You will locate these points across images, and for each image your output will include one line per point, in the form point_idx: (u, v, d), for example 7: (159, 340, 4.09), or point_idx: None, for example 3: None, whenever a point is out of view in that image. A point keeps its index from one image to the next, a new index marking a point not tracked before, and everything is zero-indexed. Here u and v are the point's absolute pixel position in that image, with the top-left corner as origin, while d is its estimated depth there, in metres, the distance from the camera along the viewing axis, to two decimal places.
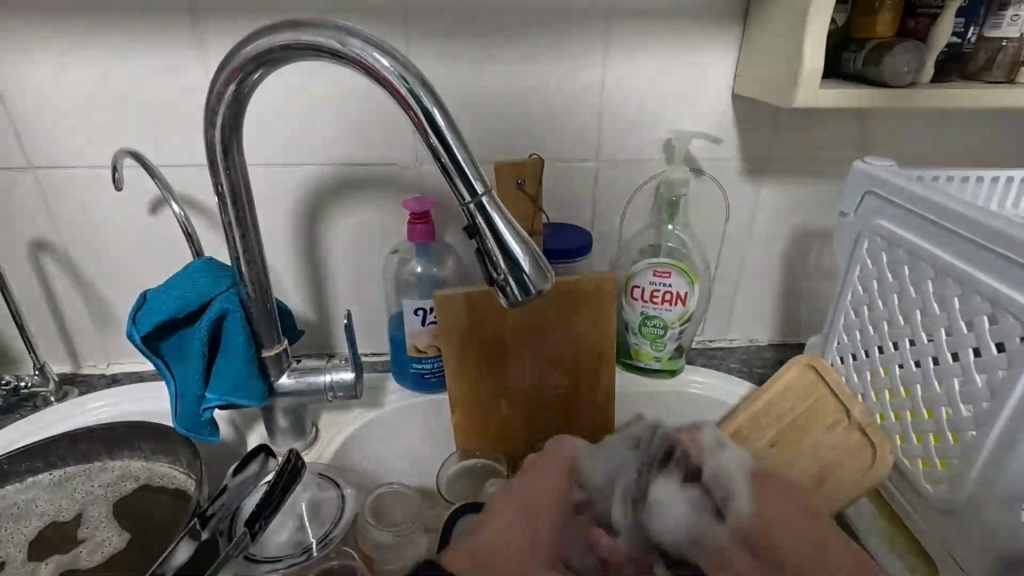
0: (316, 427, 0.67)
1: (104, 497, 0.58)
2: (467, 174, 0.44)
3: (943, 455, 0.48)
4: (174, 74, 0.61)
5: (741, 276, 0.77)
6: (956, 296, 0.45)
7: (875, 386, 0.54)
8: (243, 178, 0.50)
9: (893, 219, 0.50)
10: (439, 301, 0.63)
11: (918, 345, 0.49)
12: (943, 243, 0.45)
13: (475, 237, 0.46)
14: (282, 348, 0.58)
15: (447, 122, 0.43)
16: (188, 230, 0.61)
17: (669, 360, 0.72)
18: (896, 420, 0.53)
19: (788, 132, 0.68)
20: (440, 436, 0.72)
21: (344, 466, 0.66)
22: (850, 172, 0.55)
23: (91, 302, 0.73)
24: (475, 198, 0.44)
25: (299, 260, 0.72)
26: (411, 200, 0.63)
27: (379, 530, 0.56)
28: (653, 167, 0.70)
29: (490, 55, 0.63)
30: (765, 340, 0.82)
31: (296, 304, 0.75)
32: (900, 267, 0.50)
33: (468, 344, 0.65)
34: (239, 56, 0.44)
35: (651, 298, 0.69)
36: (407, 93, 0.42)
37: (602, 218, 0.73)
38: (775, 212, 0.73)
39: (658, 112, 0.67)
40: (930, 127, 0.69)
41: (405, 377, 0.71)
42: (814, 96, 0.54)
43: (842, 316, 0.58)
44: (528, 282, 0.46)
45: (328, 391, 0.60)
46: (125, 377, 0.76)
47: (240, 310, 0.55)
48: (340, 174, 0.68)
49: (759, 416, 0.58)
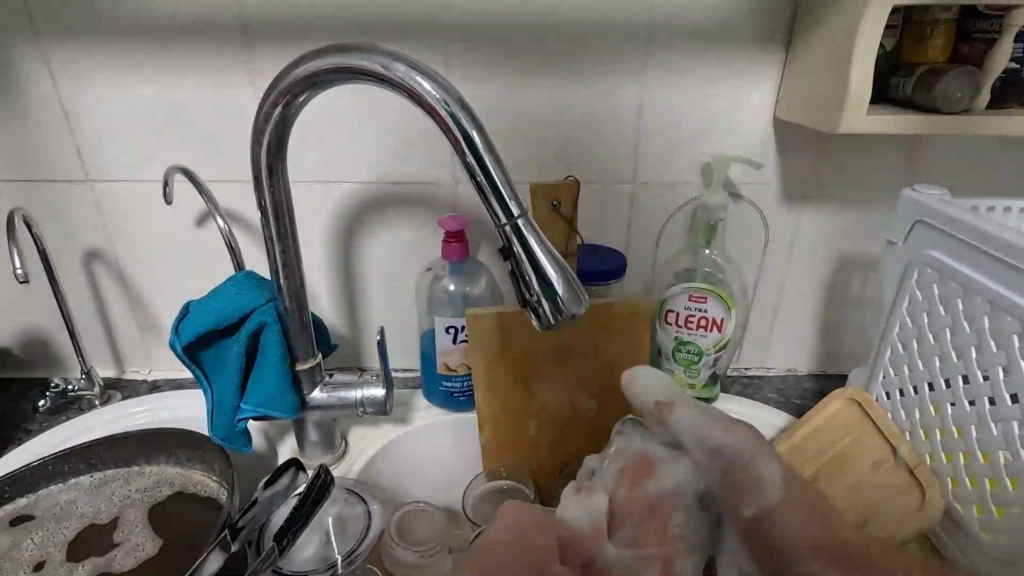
0: (345, 440, 0.67)
1: (140, 501, 0.59)
2: (503, 195, 0.44)
3: (1002, 503, 0.45)
4: (224, 93, 0.64)
5: (780, 303, 0.75)
6: (1017, 334, 0.42)
7: (925, 424, 0.51)
8: (286, 195, 0.51)
9: (947, 250, 0.48)
10: (470, 320, 0.63)
11: (973, 384, 0.46)
12: (1001, 277, 0.43)
13: (510, 259, 0.46)
14: (315, 362, 0.59)
15: (485, 143, 0.44)
16: (232, 244, 0.63)
17: (703, 387, 0.71)
18: (947, 462, 0.50)
19: (831, 156, 0.66)
20: (467, 455, 0.72)
21: (371, 482, 0.66)
22: (899, 201, 0.53)
23: (137, 310, 0.75)
24: (510, 220, 0.44)
25: (335, 275, 0.73)
26: (447, 219, 0.64)
27: (403, 549, 0.56)
28: (689, 190, 0.69)
29: (530, 76, 0.64)
30: (804, 370, 0.79)
31: (329, 318, 0.76)
32: (952, 300, 0.48)
33: (498, 364, 0.65)
34: (287, 79, 0.45)
35: (686, 323, 0.67)
36: (448, 116, 0.43)
37: (636, 240, 0.72)
38: (817, 238, 0.71)
39: (696, 135, 0.66)
40: (985, 154, 0.66)
41: (434, 395, 0.71)
42: (860, 122, 0.52)
43: (888, 350, 0.55)
44: (563, 306, 0.45)
45: (359, 406, 0.60)
46: (165, 384, 0.78)
47: (277, 323, 0.56)
48: (378, 191, 0.69)
49: (801, 449, 0.55)
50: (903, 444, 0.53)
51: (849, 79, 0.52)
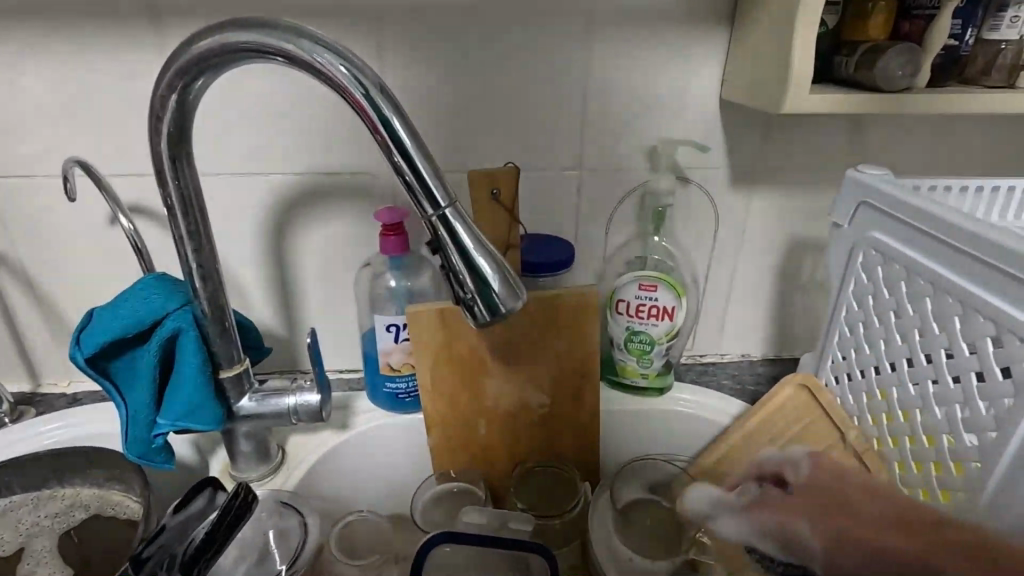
0: (282, 450, 0.63)
1: (50, 529, 0.54)
2: (429, 185, 0.41)
3: (945, 487, 0.44)
4: (131, 78, 0.58)
5: (732, 289, 0.74)
6: (958, 316, 0.41)
7: (872, 409, 0.50)
8: (195, 189, 0.47)
9: (890, 232, 0.47)
10: (411, 317, 0.60)
11: (916, 367, 0.45)
12: (941, 257, 0.42)
13: (440, 253, 0.43)
14: (242, 368, 0.55)
15: (407, 130, 0.40)
16: (138, 245, 0.57)
17: (657, 377, 0.69)
18: (893, 447, 0.49)
19: (779, 139, 0.65)
20: (417, 459, 0.69)
21: (311, 493, 0.62)
22: (844, 181, 0.52)
23: (49, 318, 0.69)
24: (438, 211, 0.41)
25: (269, 273, 0.69)
26: (383, 212, 0.61)
27: (345, 564, 0.54)
28: (638, 175, 0.67)
29: (466, 56, 0.60)
30: (758, 356, 0.79)
31: (264, 320, 0.72)
32: (896, 282, 0.47)
33: (442, 362, 0.62)
34: (181, 58, 0.41)
35: (637, 313, 0.66)
36: (362, 98, 0.39)
37: (586, 229, 0.69)
38: (767, 222, 0.70)
39: (642, 119, 0.64)
40: (927, 133, 0.66)
41: (378, 397, 0.67)
42: (802, 101, 0.51)
43: (835, 334, 0.54)
44: (498, 304, 0.43)
45: (292, 414, 0.56)
46: (86, 396, 0.72)
47: (194, 329, 0.52)
48: (310, 183, 0.65)
49: (752, 436, 0.57)
50: (852, 430, 0.52)
51: (793, 55, 0.50)
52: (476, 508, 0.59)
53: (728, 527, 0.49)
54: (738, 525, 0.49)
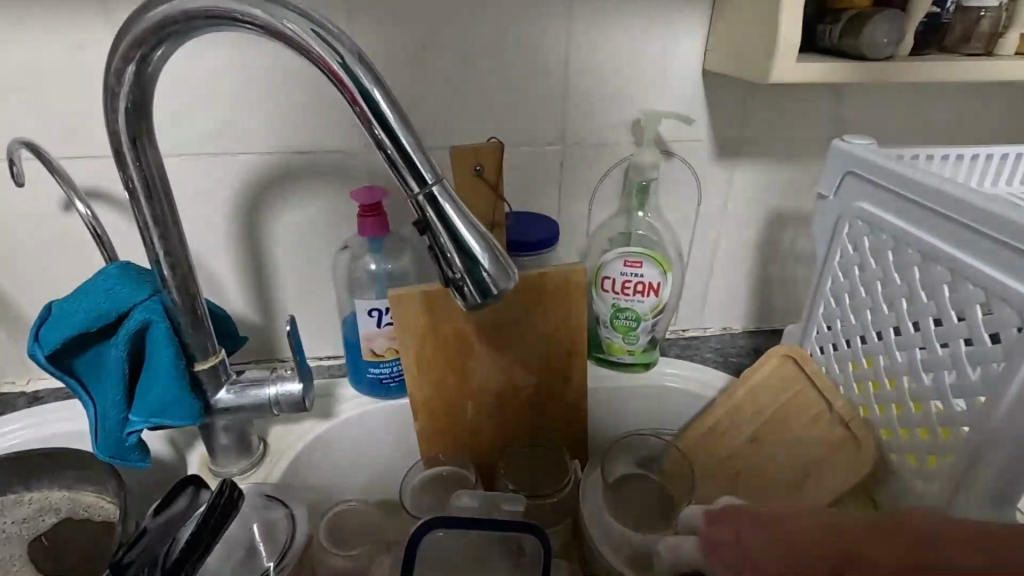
0: (264, 442, 0.61)
1: (19, 536, 0.51)
2: (414, 161, 0.39)
3: (933, 451, 0.45)
4: (79, 51, 0.54)
5: (714, 263, 0.74)
6: (947, 284, 0.42)
7: (858, 377, 0.51)
8: (159, 169, 0.43)
9: (876, 201, 0.47)
10: (394, 301, 0.58)
11: (904, 335, 0.46)
12: (929, 225, 0.42)
13: (427, 233, 0.41)
14: (220, 358, 0.52)
15: (388, 102, 0.38)
16: (98, 232, 0.54)
17: (643, 353, 0.69)
18: (880, 414, 0.50)
19: (760, 110, 0.65)
20: (404, 445, 0.67)
21: (296, 485, 0.60)
22: (829, 152, 0.52)
23: (2, 313, 0.65)
24: (424, 189, 0.39)
25: (240, 259, 0.66)
26: (360, 191, 0.58)
27: (337, 555, 0.53)
28: (621, 150, 0.66)
29: (443, 26, 0.57)
30: (739, 329, 0.79)
31: (237, 308, 0.68)
32: (883, 252, 0.47)
33: (428, 347, 0.61)
34: (136, 26, 0.37)
35: (622, 289, 0.65)
36: (340, 69, 0.37)
37: (569, 205, 0.68)
38: (749, 194, 0.70)
39: (625, 91, 0.63)
40: (905, 102, 0.66)
41: (362, 383, 0.65)
42: (789, 70, 0.50)
43: (821, 305, 0.55)
44: (490, 286, 0.41)
45: (273, 404, 0.54)
46: (48, 395, 0.68)
47: (165, 320, 0.49)
48: (281, 163, 0.61)
49: (739, 409, 0.57)
50: (838, 398, 0.53)
51: (780, 22, 0.49)
52: (467, 492, 0.58)
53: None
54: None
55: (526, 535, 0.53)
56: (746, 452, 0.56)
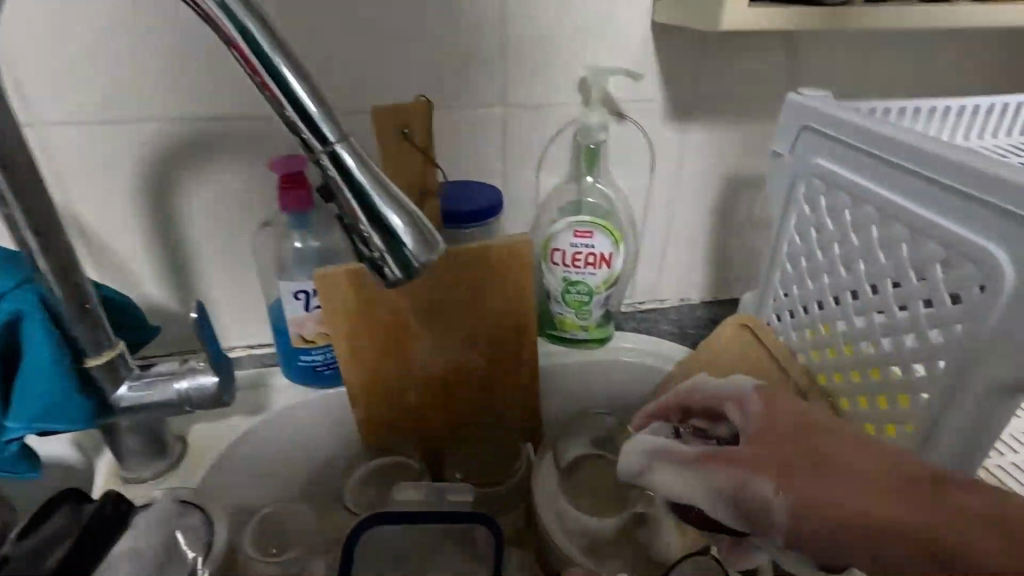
0: (183, 442, 0.56)
1: None
2: (311, 115, 0.34)
3: (892, 420, 0.42)
4: None
5: (669, 232, 0.70)
6: (906, 242, 0.39)
7: (815, 344, 0.48)
8: (14, 134, 0.37)
9: (832, 157, 0.44)
10: (319, 280, 0.52)
11: (862, 299, 0.43)
12: (887, 180, 0.39)
13: (335, 201, 0.36)
14: (116, 353, 0.46)
15: (276, 46, 0.32)
16: None
17: (597, 328, 0.66)
18: (839, 382, 0.47)
19: (713, 67, 0.61)
20: (344, 437, 0.62)
21: (222, 487, 0.55)
22: (783, 106, 0.48)
23: None
24: (326, 148, 0.34)
25: (149, 241, 0.59)
26: (277, 161, 0.52)
27: (264, 562, 0.48)
28: (568, 111, 0.61)
29: None
30: (698, 300, 0.76)
31: (151, 295, 0.62)
32: (841, 212, 0.44)
33: (361, 330, 0.55)
34: None
35: (572, 262, 0.61)
36: (212, 5, 0.31)
37: (515, 173, 0.63)
38: (703, 157, 0.66)
39: (569, 46, 0.58)
40: (860, 57, 0.63)
41: (294, 372, 0.60)
42: (739, 17, 0.46)
43: (778, 272, 0.52)
44: (410, 257, 0.36)
45: (184, 401, 0.48)
46: None
47: (39, 311, 0.43)
48: (187, 130, 0.55)
49: (694, 380, 0.54)
50: (794, 365, 0.49)
51: None
52: (409, 484, 0.53)
53: (669, 480, 0.41)
54: (680, 479, 0.41)
55: (477, 527, 0.48)
56: None
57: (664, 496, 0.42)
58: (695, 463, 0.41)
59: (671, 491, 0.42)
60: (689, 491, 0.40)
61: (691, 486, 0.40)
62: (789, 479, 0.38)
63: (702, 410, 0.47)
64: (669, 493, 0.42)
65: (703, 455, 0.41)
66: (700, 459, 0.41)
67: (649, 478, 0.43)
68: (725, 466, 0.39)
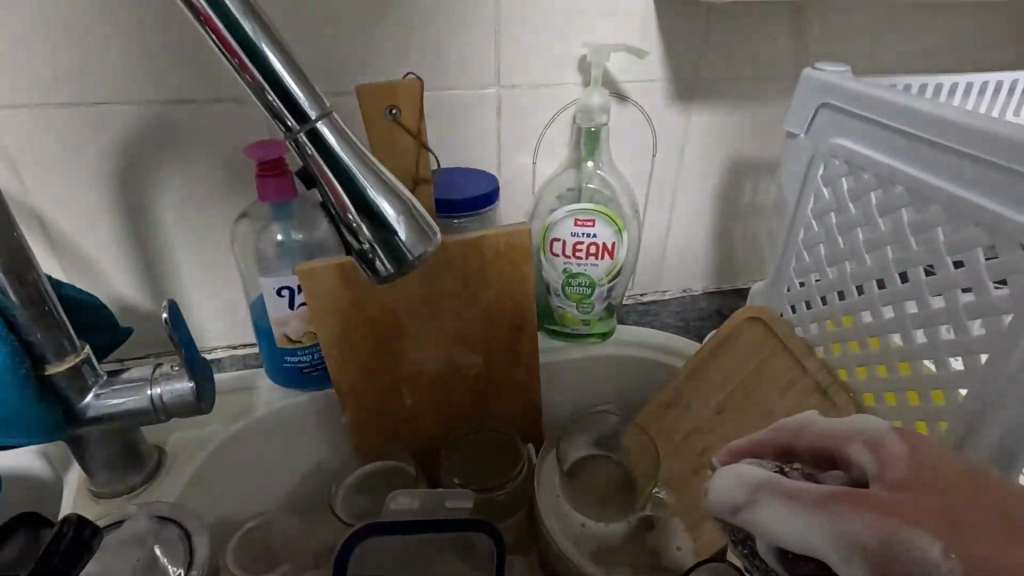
0: (160, 452, 0.52)
1: None
2: (288, 89, 0.30)
3: (922, 417, 0.39)
4: None
5: (672, 220, 0.67)
6: (942, 226, 0.36)
7: (835, 337, 0.45)
8: None
9: (856, 136, 0.41)
10: (305, 277, 0.49)
11: (890, 288, 0.40)
12: (921, 159, 0.37)
13: (318, 186, 0.32)
14: (83, 359, 0.42)
15: (245, 10, 0.28)
16: None
17: (599, 322, 0.63)
18: (861, 376, 0.44)
19: (718, 43, 0.58)
20: (334, 441, 0.59)
21: (203, 499, 0.51)
22: (799, 83, 0.45)
23: None
24: (306, 126, 0.30)
25: (118, 236, 0.55)
26: (255, 146, 0.48)
27: None
28: (566, 92, 0.57)
29: None
30: (700, 290, 0.74)
31: (122, 294, 0.58)
32: (865, 195, 0.41)
33: (352, 329, 0.52)
34: None
35: (573, 252, 0.58)
36: None
37: (510, 158, 0.60)
38: (708, 141, 0.63)
39: (567, 21, 0.54)
40: (868, 34, 0.61)
41: (279, 374, 0.56)
42: None
43: (792, 260, 0.49)
44: (403, 249, 0.33)
45: (158, 409, 0.45)
46: None
47: None
48: (157, 115, 0.51)
49: (702, 374, 0.53)
50: (812, 359, 0.47)
51: None
52: (405, 493, 0.49)
53: (774, 518, 0.32)
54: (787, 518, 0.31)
55: (479, 535, 0.44)
56: (717, 426, 0.51)
57: (765, 541, 0.32)
58: (820, 504, 0.30)
59: (777, 534, 0.31)
60: (807, 538, 0.30)
61: (811, 526, 0.30)
62: (961, 541, 0.27)
63: (810, 452, 0.36)
64: (777, 537, 0.31)
65: (831, 495, 0.30)
66: (827, 498, 0.30)
67: (751, 515, 0.33)
68: (867, 511, 0.29)
